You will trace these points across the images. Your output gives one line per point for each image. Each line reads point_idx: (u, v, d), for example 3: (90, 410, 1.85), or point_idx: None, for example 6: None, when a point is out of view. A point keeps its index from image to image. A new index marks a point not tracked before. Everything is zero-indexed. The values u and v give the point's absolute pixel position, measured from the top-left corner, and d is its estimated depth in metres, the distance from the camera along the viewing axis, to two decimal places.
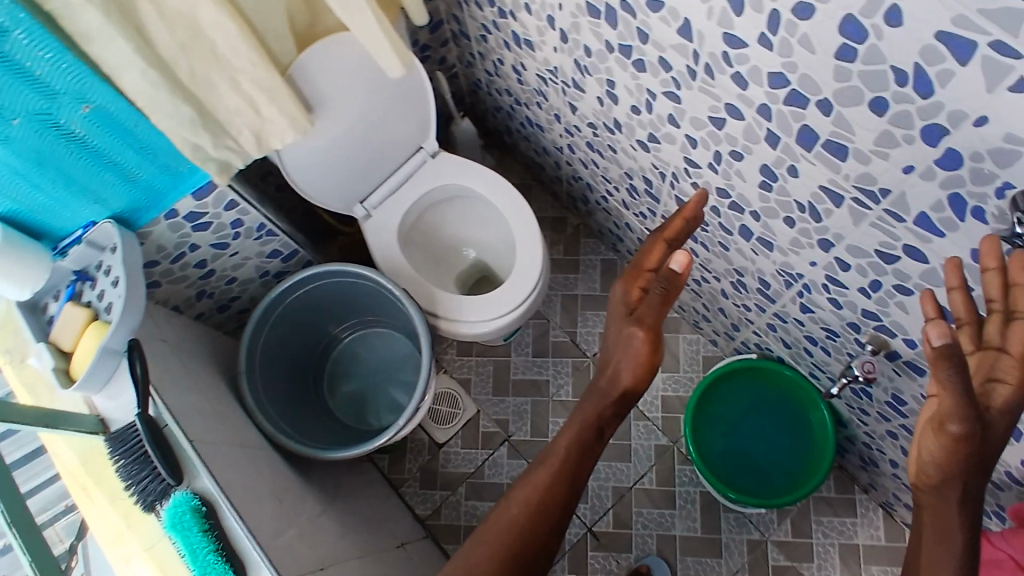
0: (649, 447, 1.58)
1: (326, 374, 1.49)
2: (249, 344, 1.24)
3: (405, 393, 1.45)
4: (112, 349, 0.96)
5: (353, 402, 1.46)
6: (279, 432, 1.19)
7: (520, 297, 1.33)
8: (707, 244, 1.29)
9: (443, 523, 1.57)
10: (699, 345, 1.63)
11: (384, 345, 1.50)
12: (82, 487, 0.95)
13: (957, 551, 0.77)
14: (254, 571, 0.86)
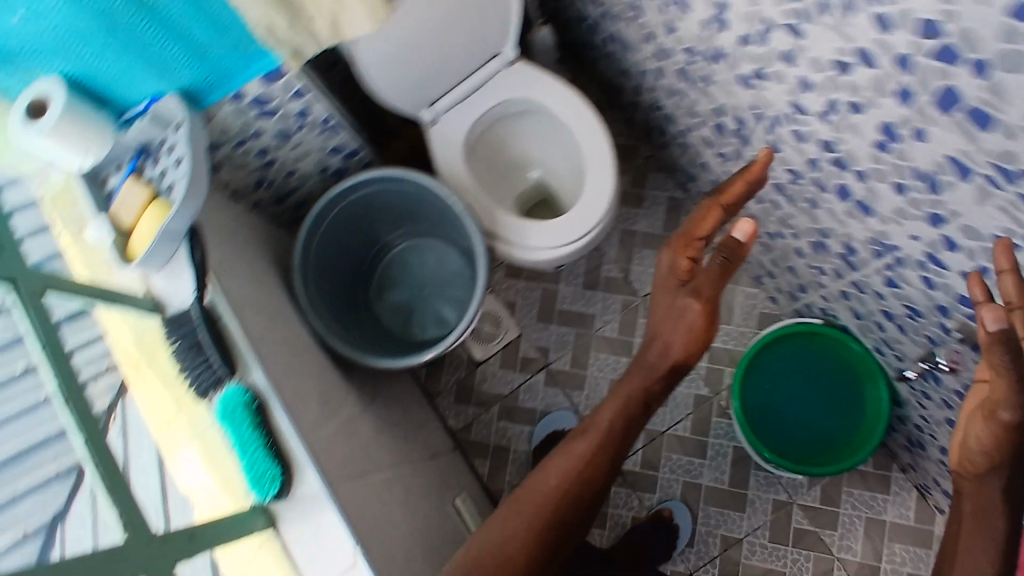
0: (688, 396, 1.55)
1: (375, 279, 1.47)
2: (305, 241, 1.21)
3: (453, 308, 1.42)
4: (172, 232, 0.93)
5: (399, 310, 1.44)
6: (328, 333, 1.18)
7: (585, 227, 1.26)
8: (794, 198, 1.20)
9: (473, 438, 1.58)
10: (757, 300, 1.57)
11: (435, 257, 1.46)
12: (134, 366, 0.94)
13: (1000, 536, 0.74)
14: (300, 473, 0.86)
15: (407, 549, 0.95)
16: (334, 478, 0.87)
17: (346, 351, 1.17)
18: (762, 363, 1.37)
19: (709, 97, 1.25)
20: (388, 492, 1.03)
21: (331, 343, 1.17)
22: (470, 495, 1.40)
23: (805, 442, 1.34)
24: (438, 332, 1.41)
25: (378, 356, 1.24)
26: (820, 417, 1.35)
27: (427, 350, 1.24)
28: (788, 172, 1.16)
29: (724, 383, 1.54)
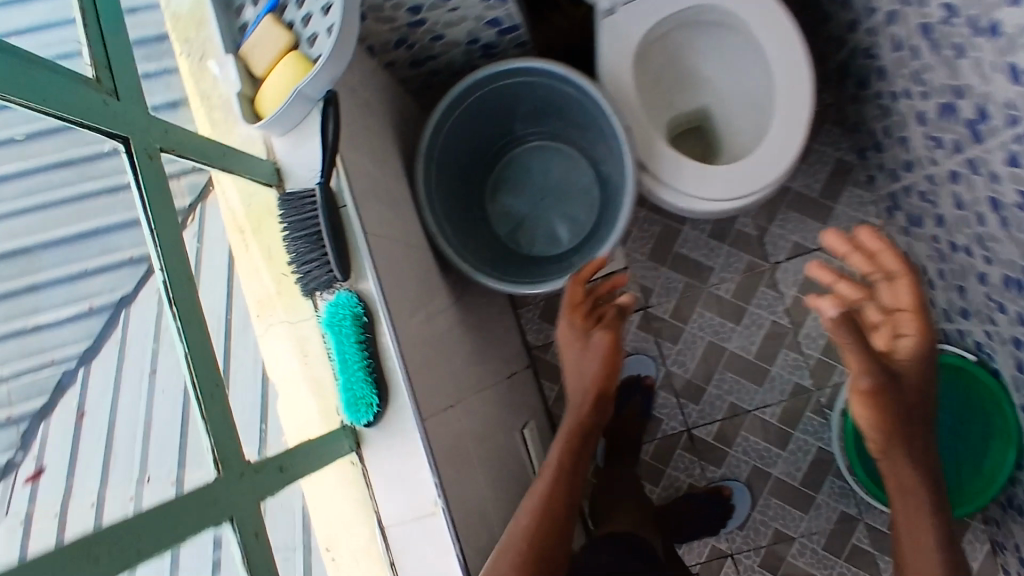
0: (787, 382, 1.43)
1: (493, 174, 1.32)
2: (438, 122, 1.07)
3: (570, 230, 1.28)
4: (307, 96, 0.80)
5: (512, 215, 1.31)
6: (442, 232, 1.07)
7: (755, 185, 1.07)
8: (1007, 224, 0.97)
9: (548, 359, 1.50)
10: None
11: (564, 166, 1.30)
12: (240, 232, 0.86)
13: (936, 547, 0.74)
14: (394, 406, 0.78)
15: (481, 494, 0.89)
16: (427, 414, 0.80)
17: (457, 260, 1.05)
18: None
19: (943, 71, 1.00)
20: (472, 425, 0.96)
21: (442, 246, 1.05)
22: (535, 424, 1.35)
23: (908, 473, 1.26)
24: (548, 251, 1.28)
25: (487, 267, 1.13)
26: (933, 452, 1.24)
27: (542, 276, 1.12)
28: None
29: (831, 380, 1.41)
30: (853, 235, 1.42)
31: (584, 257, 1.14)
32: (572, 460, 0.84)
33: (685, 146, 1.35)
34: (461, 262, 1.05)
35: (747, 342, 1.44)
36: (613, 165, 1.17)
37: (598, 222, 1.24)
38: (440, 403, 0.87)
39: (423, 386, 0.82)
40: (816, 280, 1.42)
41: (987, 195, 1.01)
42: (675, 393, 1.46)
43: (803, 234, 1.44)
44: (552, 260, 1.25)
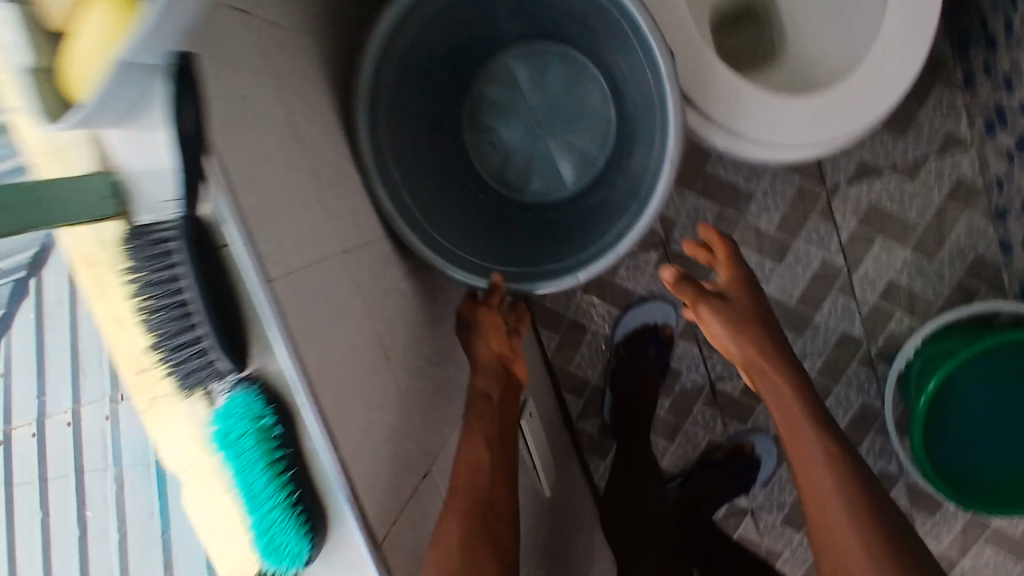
0: (834, 331, 1.20)
1: (473, 90, 0.98)
2: (384, 45, 0.73)
3: (577, 168, 0.98)
4: (142, 69, 0.42)
5: (500, 147, 0.98)
6: (408, 208, 0.76)
7: (848, 123, 0.77)
8: None
9: (546, 304, 1.26)
10: (978, 239, 1.16)
11: (567, 79, 0.97)
12: (88, 267, 0.52)
13: (842, 504, 0.67)
14: (337, 529, 0.56)
15: None
16: (383, 533, 0.58)
17: (428, 252, 0.75)
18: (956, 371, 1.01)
19: None
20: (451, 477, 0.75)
21: (406, 233, 0.75)
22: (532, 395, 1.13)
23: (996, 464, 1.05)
24: (549, 197, 0.98)
25: (471, 246, 0.82)
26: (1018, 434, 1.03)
27: (547, 257, 0.84)
28: None
29: (886, 329, 1.19)
30: (934, 152, 1.14)
31: (602, 223, 0.85)
32: (491, 451, 0.72)
33: (723, 43, 0.97)
34: (433, 252, 0.76)
35: (789, 286, 1.19)
36: (644, 91, 0.82)
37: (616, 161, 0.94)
38: (406, 485, 0.64)
39: (380, 486, 0.60)
40: (882, 210, 1.16)
41: None
42: (698, 343, 1.24)
43: (872, 149, 1.15)
44: (557, 216, 0.95)
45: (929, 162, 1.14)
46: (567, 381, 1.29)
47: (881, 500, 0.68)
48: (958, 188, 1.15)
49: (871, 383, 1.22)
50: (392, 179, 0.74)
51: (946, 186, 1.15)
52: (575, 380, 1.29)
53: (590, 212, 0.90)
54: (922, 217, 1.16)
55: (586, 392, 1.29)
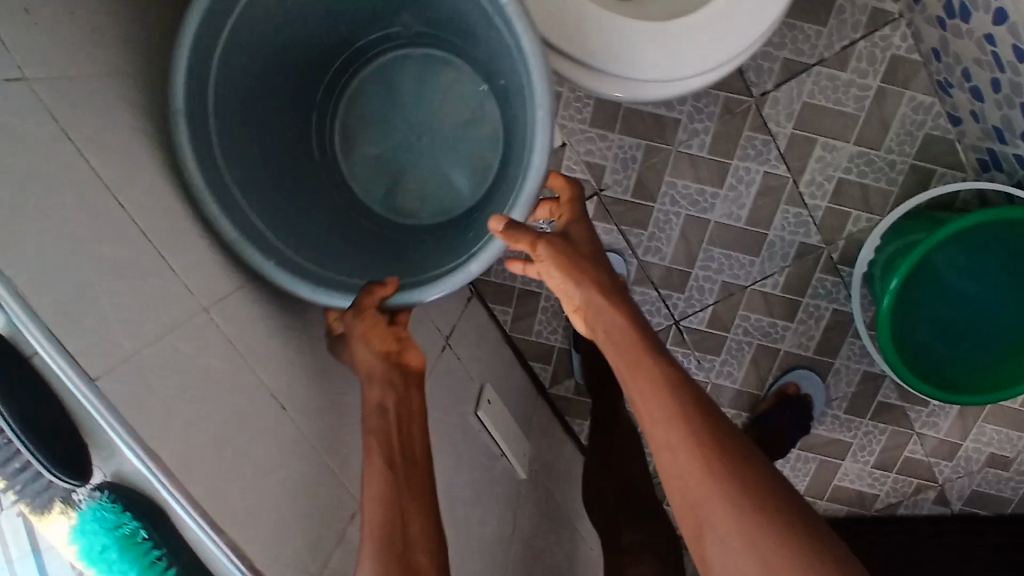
0: (790, 245, 1.14)
1: (348, 115, 0.94)
2: (189, 73, 0.63)
3: (472, 172, 0.92)
4: None
5: (388, 169, 0.93)
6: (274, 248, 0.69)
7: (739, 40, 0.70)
8: None
9: (491, 279, 1.21)
10: (925, 117, 1.08)
11: (439, 86, 0.92)
12: None
13: (695, 469, 0.56)
14: None
15: None
16: None
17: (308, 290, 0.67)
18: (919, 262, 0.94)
19: None
20: None
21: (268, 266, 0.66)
22: (490, 378, 1.09)
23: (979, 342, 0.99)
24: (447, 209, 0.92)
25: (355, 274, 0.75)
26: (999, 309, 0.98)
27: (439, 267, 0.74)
28: None
29: (844, 232, 1.13)
30: (862, 34, 1.05)
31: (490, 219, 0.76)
32: (395, 469, 0.64)
33: None
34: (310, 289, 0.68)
35: (735, 208, 1.12)
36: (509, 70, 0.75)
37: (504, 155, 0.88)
38: (327, 537, 0.61)
39: (292, 551, 0.56)
40: (818, 108, 1.08)
41: None
42: (654, 287, 1.17)
43: (796, 44, 1.06)
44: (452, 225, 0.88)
45: (858, 46, 1.06)
46: (532, 351, 1.25)
47: (743, 452, 0.57)
48: (895, 65, 1.06)
49: (840, 289, 1.16)
50: (243, 219, 0.67)
51: (881, 68, 1.06)
52: (539, 348, 1.25)
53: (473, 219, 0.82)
54: (863, 106, 1.07)
55: (553, 358, 1.25)
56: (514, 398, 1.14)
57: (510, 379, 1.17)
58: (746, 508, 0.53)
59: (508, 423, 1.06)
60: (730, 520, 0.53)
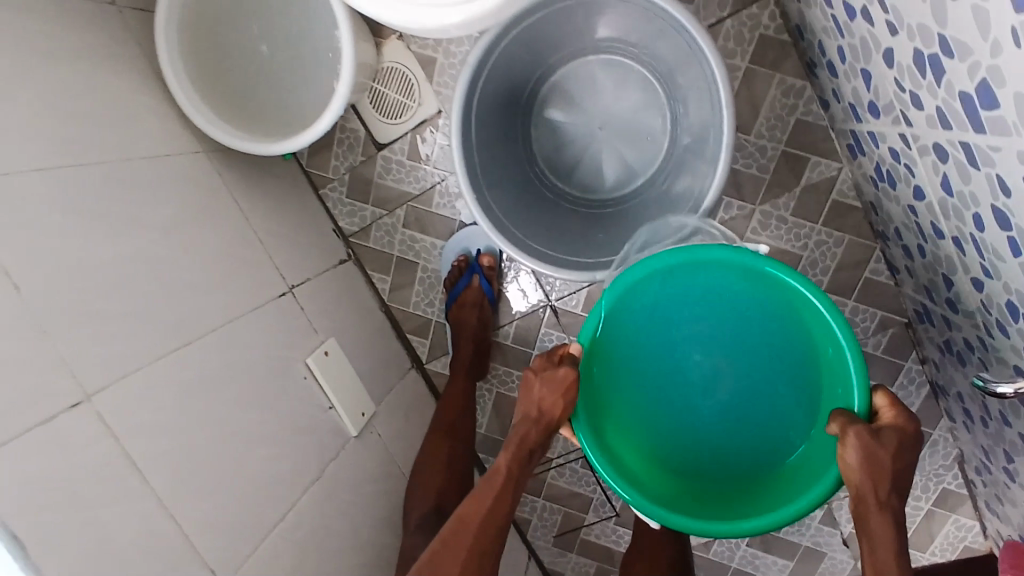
0: None
1: (536, 104, 1.07)
2: (494, 118, 0.96)
3: (640, 152, 1.05)
4: None
5: (613, 167, 1.06)
6: (474, 142, 0.89)
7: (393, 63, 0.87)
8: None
9: (370, 247, 1.21)
10: (797, 100, 1.02)
11: (616, 173, 1.06)
12: None
13: None
14: None
15: (133, 511, 0.66)
16: None
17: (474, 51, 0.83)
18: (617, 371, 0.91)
19: None
20: (144, 412, 0.71)
21: None
22: (344, 335, 1.10)
23: (735, 432, 0.91)
24: (619, 179, 1.07)
25: (522, 228, 0.94)
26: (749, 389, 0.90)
27: (576, 264, 0.90)
28: None
29: (717, 219, 1.08)
30: (728, 12, 1.00)
31: (649, 231, 0.94)
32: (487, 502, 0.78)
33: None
34: (462, 157, 0.84)
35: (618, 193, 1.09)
36: (675, 58, 0.92)
37: (635, 204, 1.06)
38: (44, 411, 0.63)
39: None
40: None
41: None
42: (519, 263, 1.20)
43: None
44: (622, 230, 0.99)
45: (725, 25, 1.00)
46: (410, 322, 1.25)
47: None
48: (765, 47, 1.01)
49: None
50: (476, 164, 0.89)
51: (749, 48, 1.01)
52: (416, 321, 1.24)
53: (651, 211, 1.00)
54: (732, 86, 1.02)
55: (430, 332, 1.25)
56: (375, 363, 1.14)
57: (378, 345, 1.17)
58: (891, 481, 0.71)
59: (351, 380, 1.05)
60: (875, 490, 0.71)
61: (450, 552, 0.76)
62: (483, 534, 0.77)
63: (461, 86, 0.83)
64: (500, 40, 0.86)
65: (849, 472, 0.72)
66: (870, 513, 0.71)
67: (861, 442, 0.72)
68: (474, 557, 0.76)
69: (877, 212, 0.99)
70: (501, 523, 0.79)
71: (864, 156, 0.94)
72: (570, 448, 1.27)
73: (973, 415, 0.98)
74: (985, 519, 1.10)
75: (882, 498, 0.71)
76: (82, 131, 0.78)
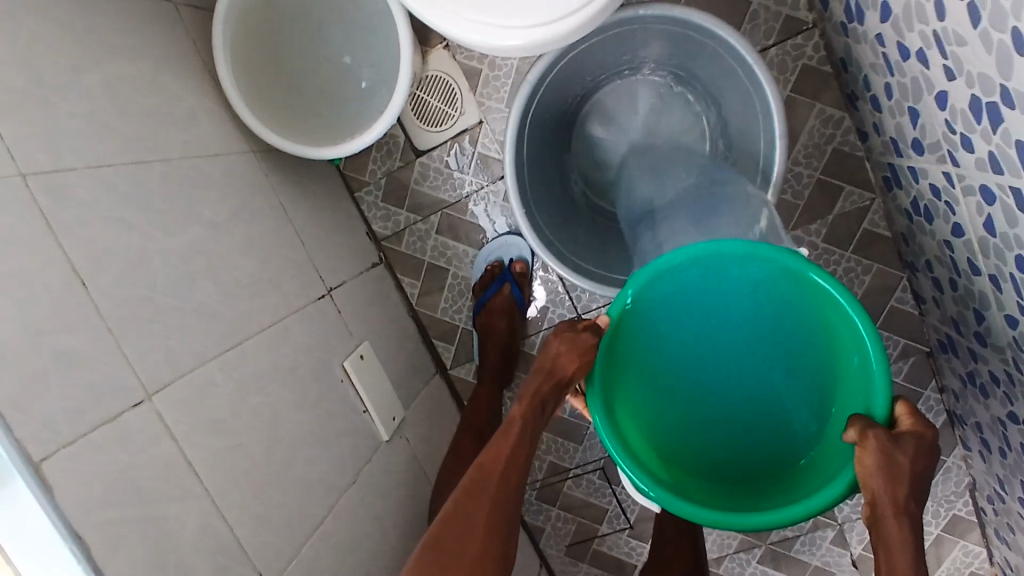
0: None
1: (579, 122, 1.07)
2: (542, 135, 0.98)
3: None
4: None
5: None
6: (523, 159, 0.91)
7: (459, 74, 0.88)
8: (946, 41, 0.68)
9: (402, 251, 1.23)
10: (835, 130, 1.05)
11: None
12: None
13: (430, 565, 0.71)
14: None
15: (192, 509, 0.68)
16: (42, 454, 0.56)
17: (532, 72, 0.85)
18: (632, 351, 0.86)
19: None
20: (197, 410, 0.73)
21: None
22: (376, 338, 1.11)
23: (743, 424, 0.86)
24: None
25: (565, 245, 0.96)
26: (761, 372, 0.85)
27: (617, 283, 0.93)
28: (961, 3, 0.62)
29: None
30: (773, 42, 1.04)
31: None
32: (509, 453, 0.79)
33: None
34: (513, 175, 0.88)
35: None
36: (721, 87, 0.93)
37: None
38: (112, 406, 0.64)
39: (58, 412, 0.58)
40: None
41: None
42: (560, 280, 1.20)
43: None
44: None
45: (770, 53, 1.04)
46: (436, 328, 1.26)
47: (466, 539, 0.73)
48: (805, 77, 1.04)
49: None
50: (525, 180, 0.92)
51: (791, 77, 1.04)
52: (442, 326, 1.25)
53: None
54: None
55: (456, 339, 1.25)
56: (404, 366, 1.15)
57: (406, 349, 1.19)
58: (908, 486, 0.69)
59: (383, 383, 1.07)
60: (891, 494, 0.68)
61: (476, 500, 0.75)
62: (505, 483, 0.77)
63: (517, 104, 0.86)
64: (554, 62, 0.88)
65: (864, 476, 0.69)
66: (886, 519, 0.69)
67: (880, 447, 0.69)
68: (495, 514, 0.75)
69: (908, 243, 1.01)
70: (518, 483, 0.78)
71: (900, 189, 0.97)
72: (587, 458, 1.29)
73: (989, 445, 1.01)
74: (994, 546, 1.13)
75: (900, 507, 0.68)
76: (142, 132, 0.80)
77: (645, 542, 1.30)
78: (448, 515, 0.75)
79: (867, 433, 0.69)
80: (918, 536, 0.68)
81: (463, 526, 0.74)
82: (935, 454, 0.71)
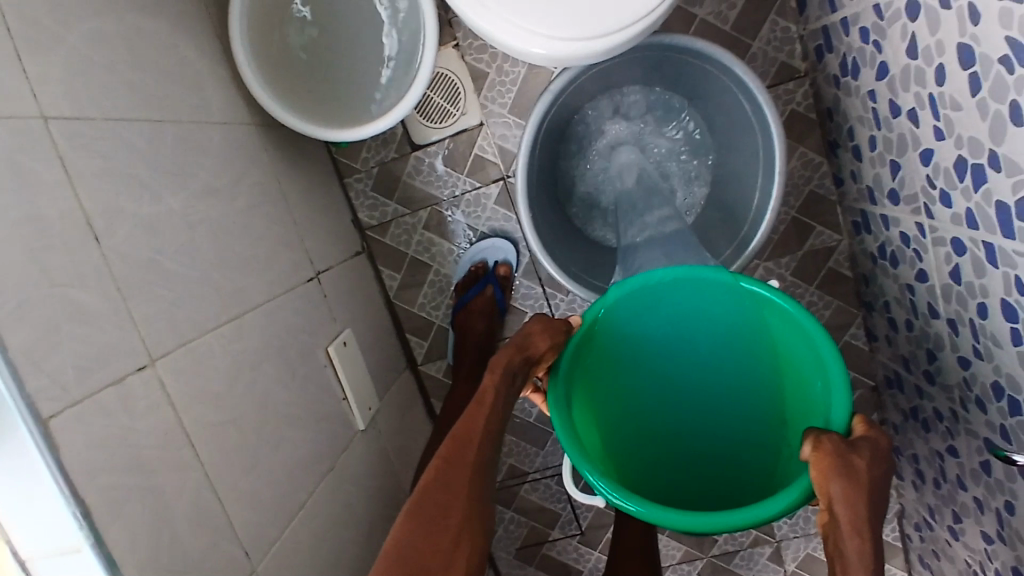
0: None
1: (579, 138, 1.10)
2: (549, 145, 1.00)
3: None
4: None
5: None
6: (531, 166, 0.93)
7: None
8: (941, 105, 0.75)
9: (384, 242, 1.22)
10: (813, 173, 1.13)
11: None
12: None
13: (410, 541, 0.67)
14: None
15: (188, 482, 0.66)
16: (50, 412, 0.53)
17: (554, 85, 0.89)
18: (594, 362, 0.84)
19: None
20: (194, 381, 0.70)
21: None
22: (356, 325, 1.10)
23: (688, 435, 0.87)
24: None
25: (560, 256, 0.98)
26: (706, 385, 0.87)
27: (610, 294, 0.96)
28: (961, 72, 0.69)
29: None
30: (768, 83, 1.11)
31: None
32: (488, 427, 0.75)
33: None
34: (523, 177, 0.90)
35: None
36: (722, 119, 0.99)
37: None
38: (118, 368, 0.61)
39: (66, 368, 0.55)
40: None
41: (926, 56, 0.75)
42: (540, 285, 1.23)
43: None
44: None
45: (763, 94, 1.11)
46: (411, 322, 1.25)
47: (449, 514, 0.69)
48: (792, 121, 1.12)
49: None
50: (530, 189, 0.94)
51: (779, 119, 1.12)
52: (418, 321, 1.25)
53: None
54: None
55: (430, 335, 1.26)
56: (380, 357, 1.15)
57: (382, 340, 1.18)
58: (864, 493, 0.66)
59: (362, 372, 1.06)
60: (847, 501, 0.65)
61: (456, 470, 0.71)
62: (483, 455, 0.74)
63: (537, 112, 0.88)
64: (573, 78, 0.92)
65: (821, 482, 0.66)
66: (844, 530, 0.65)
67: (835, 450, 0.67)
68: (475, 486, 0.71)
69: (868, 284, 1.10)
70: (491, 455, 0.75)
71: (868, 234, 1.06)
72: (546, 463, 1.32)
73: (924, 476, 1.10)
74: (914, 569, 1.23)
75: (861, 516, 0.65)
76: (156, 90, 0.77)
77: (594, 549, 1.34)
78: (427, 483, 0.71)
79: (821, 440, 0.68)
80: (876, 548, 0.65)
81: (444, 497, 0.70)
82: (888, 463, 0.69)
